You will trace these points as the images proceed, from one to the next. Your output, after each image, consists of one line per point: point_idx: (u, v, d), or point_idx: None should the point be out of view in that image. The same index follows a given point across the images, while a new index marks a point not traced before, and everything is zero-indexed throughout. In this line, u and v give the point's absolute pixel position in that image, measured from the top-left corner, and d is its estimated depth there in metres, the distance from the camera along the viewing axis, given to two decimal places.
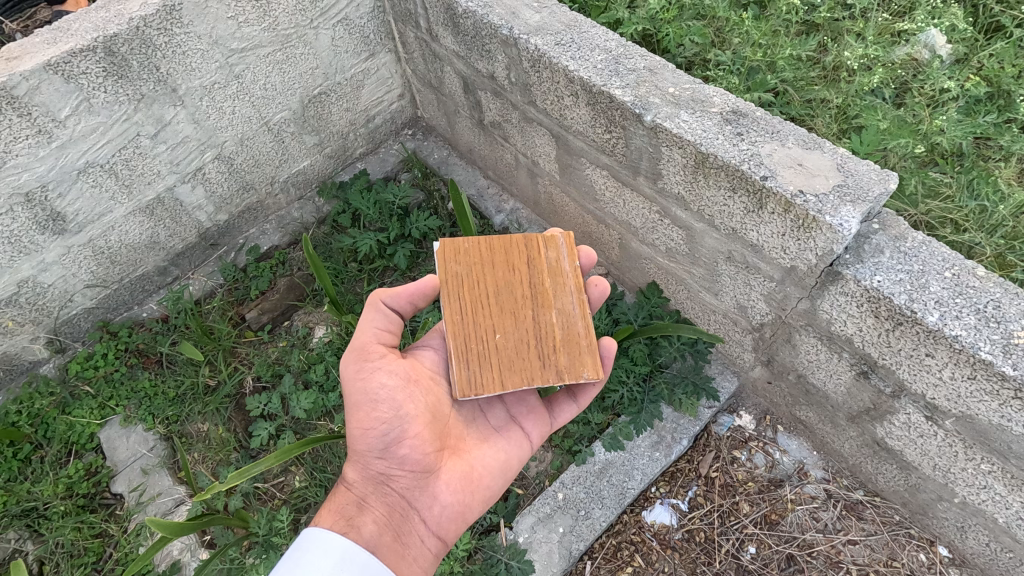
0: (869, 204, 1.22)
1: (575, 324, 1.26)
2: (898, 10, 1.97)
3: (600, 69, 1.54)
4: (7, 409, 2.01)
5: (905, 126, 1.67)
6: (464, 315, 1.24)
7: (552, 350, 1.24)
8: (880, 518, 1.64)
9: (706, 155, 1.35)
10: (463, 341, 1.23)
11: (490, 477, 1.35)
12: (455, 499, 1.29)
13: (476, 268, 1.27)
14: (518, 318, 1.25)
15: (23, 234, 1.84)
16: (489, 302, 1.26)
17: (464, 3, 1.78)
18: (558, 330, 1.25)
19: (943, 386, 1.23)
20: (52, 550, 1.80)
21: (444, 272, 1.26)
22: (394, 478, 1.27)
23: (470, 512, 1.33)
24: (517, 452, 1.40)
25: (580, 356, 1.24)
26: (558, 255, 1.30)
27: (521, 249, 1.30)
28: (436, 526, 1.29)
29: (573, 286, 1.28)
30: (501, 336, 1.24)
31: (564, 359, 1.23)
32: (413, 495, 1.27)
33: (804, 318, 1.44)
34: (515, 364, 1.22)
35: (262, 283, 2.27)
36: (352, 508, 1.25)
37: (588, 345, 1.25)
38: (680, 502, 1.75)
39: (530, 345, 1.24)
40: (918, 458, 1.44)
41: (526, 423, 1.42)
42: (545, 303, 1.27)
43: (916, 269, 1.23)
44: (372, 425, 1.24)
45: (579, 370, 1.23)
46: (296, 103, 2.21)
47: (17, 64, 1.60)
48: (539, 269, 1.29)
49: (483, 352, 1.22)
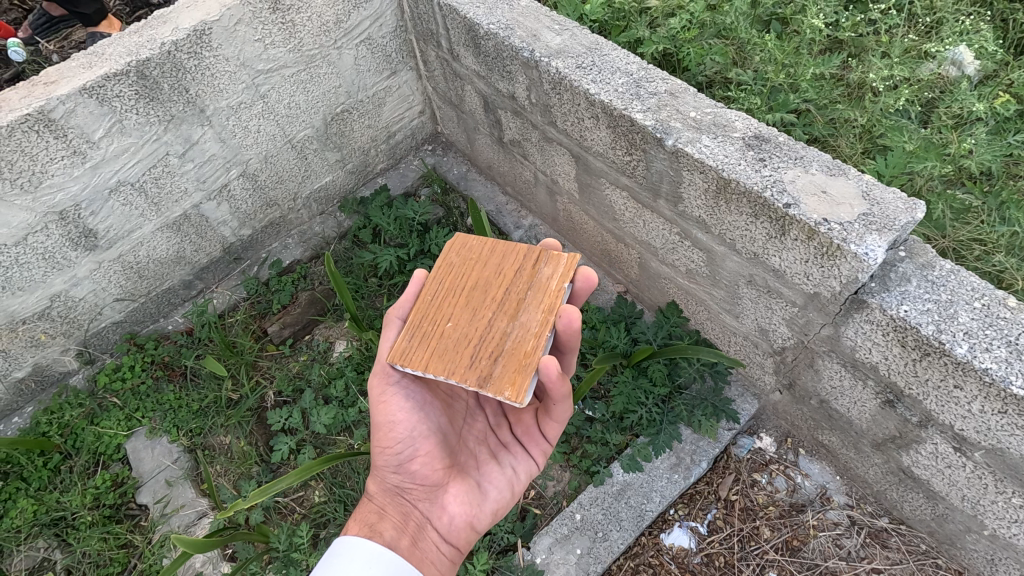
0: (895, 233, 1.20)
1: (526, 340, 1.14)
2: (924, 27, 1.95)
3: (621, 92, 1.54)
4: (38, 419, 2.06)
5: (932, 148, 1.64)
6: (436, 299, 1.26)
7: (489, 355, 1.14)
8: (906, 546, 1.60)
9: (728, 180, 1.35)
10: (420, 317, 1.24)
11: (497, 489, 1.34)
12: (464, 510, 1.28)
13: (469, 263, 1.28)
14: (476, 315, 1.20)
15: (57, 251, 1.90)
16: (460, 295, 1.24)
17: (486, 25, 1.80)
18: (507, 341, 1.15)
19: (972, 418, 1.21)
20: (80, 559, 1.84)
21: (442, 259, 1.31)
22: (409, 490, 1.28)
23: (481, 523, 1.31)
24: (523, 466, 1.38)
25: (510, 370, 1.11)
26: (553, 274, 1.21)
27: (519, 260, 1.25)
28: (450, 536, 1.28)
29: (543, 308, 1.17)
30: (450, 326, 1.20)
31: (494, 368, 1.12)
32: (425, 506, 1.28)
33: (827, 344, 1.42)
34: (447, 357, 1.16)
35: (283, 297, 2.31)
36: (373, 517, 1.24)
37: (522, 365, 1.11)
38: (699, 526, 1.73)
39: (470, 344, 1.17)
40: (945, 488, 1.41)
41: (530, 440, 1.40)
42: (508, 313, 1.19)
43: (945, 299, 1.21)
44: (388, 443, 1.25)
45: (502, 386, 1.09)
46: (319, 121, 2.24)
47: (54, 88, 1.66)
48: (521, 280, 1.22)
49: (429, 334, 1.21)
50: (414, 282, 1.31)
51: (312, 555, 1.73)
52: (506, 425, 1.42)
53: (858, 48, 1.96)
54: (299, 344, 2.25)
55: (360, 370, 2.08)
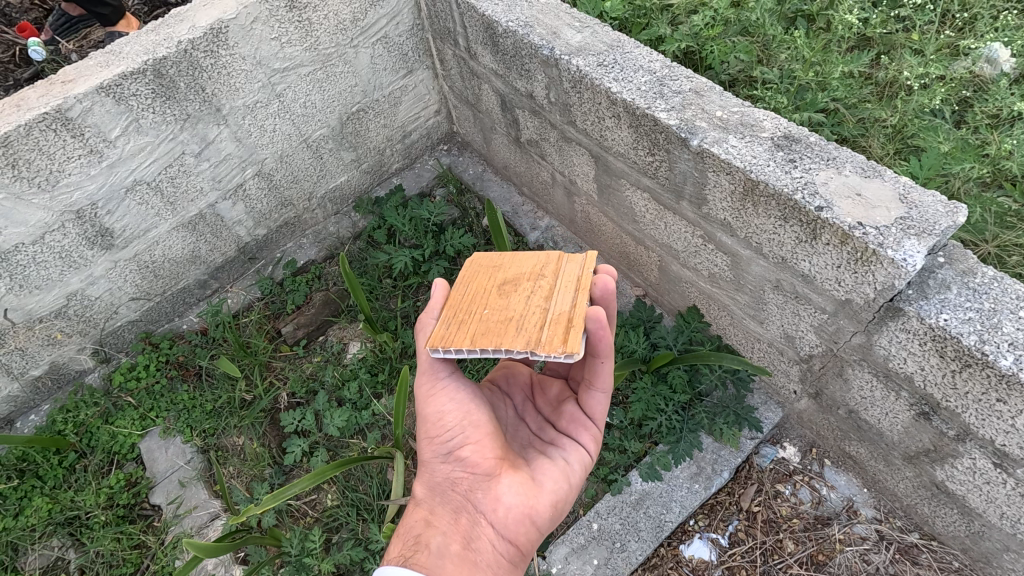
0: (935, 238, 1.15)
1: (567, 309, 1.11)
2: (959, 24, 1.88)
3: (645, 91, 1.50)
4: (54, 418, 2.06)
5: (970, 149, 1.58)
6: (462, 296, 1.21)
7: (533, 325, 1.09)
8: (938, 563, 1.54)
9: (756, 182, 1.30)
10: (451, 309, 1.17)
11: (554, 482, 1.25)
12: (521, 501, 1.18)
13: (493, 267, 1.27)
14: (512, 300, 1.17)
15: (73, 250, 1.90)
16: (491, 290, 1.21)
17: (505, 22, 1.76)
18: (547, 313, 1.12)
19: (1015, 433, 1.15)
20: (93, 559, 1.83)
21: (462, 269, 1.28)
22: (457, 482, 1.19)
23: (538, 517, 1.20)
24: (576, 456, 1.31)
25: (559, 333, 1.06)
26: (576, 267, 1.21)
27: (541, 259, 1.26)
28: (505, 533, 1.17)
29: (578, 283, 1.17)
30: (486, 311, 1.15)
31: (541, 334, 1.07)
32: (477, 497, 1.18)
33: (857, 352, 1.37)
34: (487, 332, 1.09)
35: (298, 297, 2.28)
36: (419, 526, 1.18)
37: (572, 326, 1.07)
38: (719, 538, 1.68)
39: (510, 321, 1.11)
40: (982, 505, 1.35)
41: (577, 429, 1.34)
42: (542, 294, 1.17)
43: (987, 307, 1.15)
44: (437, 431, 1.20)
45: (552, 345, 1.04)
46: (335, 120, 2.23)
47: (71, 87, 1.66)
48: (550, 271, 1.22)
49: (464, 319, 1.14)
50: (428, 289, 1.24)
51: (325, 560, 1.72)
52: (550, 424, 1.37)
53: (888, 46, 1.89)
54: (314, 345, 2.23)
55: (374, 373, 2.06)
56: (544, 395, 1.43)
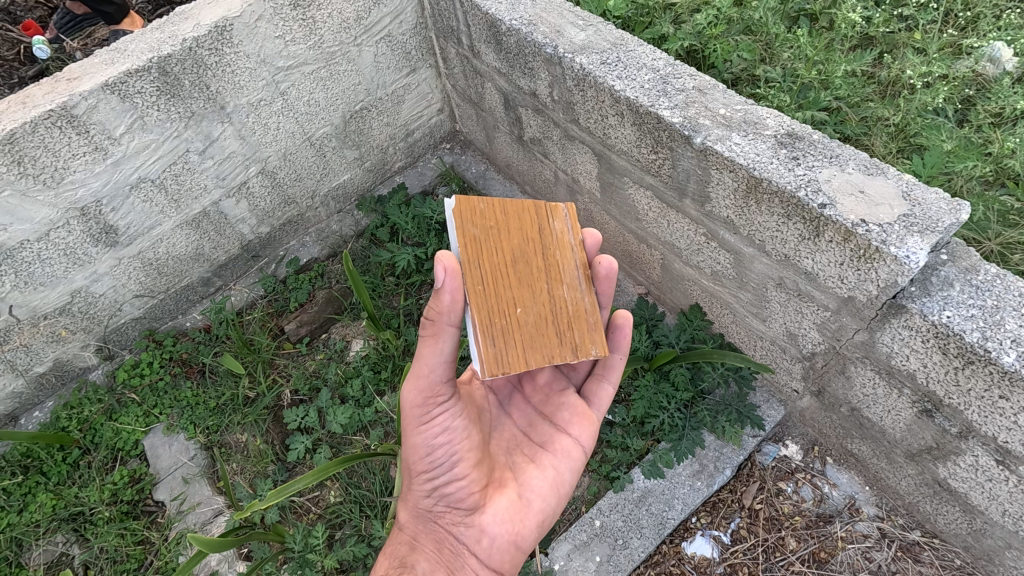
0: (938, 235, 1.15)
1: (582, 300, 1.20)
2: (962, 22, 1.88)
3: (648, 89, 1.51)
4: (58, 415, 2.07)
5: (972, 147, 1.59)
6: (486, 288, 1.09)
7: (568, 327, 1.17)
8: (939, 561, 1.54)
9: (759, 179, 1.31)
10: (487, 313, 1.08)
11: (542, 498, 1.26)
12: (506, 528, 1.21)
13: (494, 233, 1.13)
14: (535, 292, 1.16)
15: (78, 247, 1.90)
16: (507, 272, 1.13)
17: (509, 20, 1.77)
18: (569, 306, 1.19)
19: (1017, 430, 1.16)
20: (97, 555, 1.84)
21: (461, 234, 1.09)
22: (441, 514, 1.23)
23: (523, 540, 1.24)
24: (566, 463, 1.30)
25: (588, 332, 1.19)
26: (564, 225, 1.22)
27: (530, 215, 1.19)
28: (491, 560, 1.21)
29: (578, 260, 1.22)
30: (521, 311, 1.13)
31: (576, 337, 1.17)
32: (460, 530, 1.21)
33: (860, 350, 1.37)
34: (537, 342, 1.13)
35: (301, 295, 2.29)
36: (405, 549, 1.25)
37: (594, 321, 1.21)
38: (722, 535, 1.68)
39: (547, 322, 1.15)
40: (984, 503, 1.35)
41: (567, 433, 1.32)
42: (556, 278, 1.19)
43: (990, 305, 1.16)
44: (424, 467, 1.20)
45: (591, 346, 1.18)
46: (339, 118, 2.23)
47: (77, 84, 1.66)
48: (547, 240, 1.20)
49: (506, 326, 1.10)
50: (440, 273, 1.02)
51: (328, 556, 1.72)
52: (541, 421, 1.35)
53: (890, 45, 1.89)
54: (316, 343, 2.23)
55: (377, 370, 2.07)
56: (533, 384, 1.40)
